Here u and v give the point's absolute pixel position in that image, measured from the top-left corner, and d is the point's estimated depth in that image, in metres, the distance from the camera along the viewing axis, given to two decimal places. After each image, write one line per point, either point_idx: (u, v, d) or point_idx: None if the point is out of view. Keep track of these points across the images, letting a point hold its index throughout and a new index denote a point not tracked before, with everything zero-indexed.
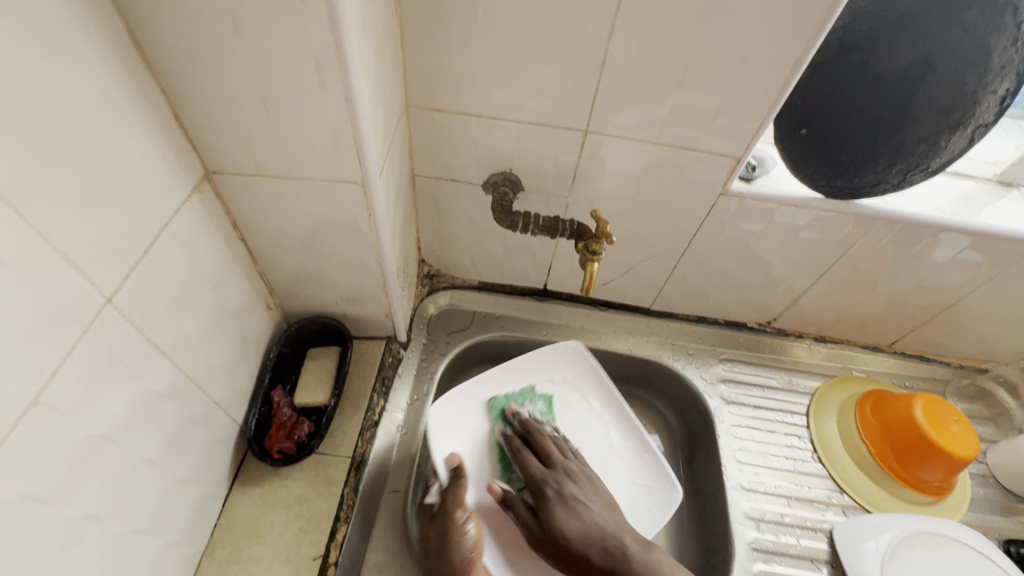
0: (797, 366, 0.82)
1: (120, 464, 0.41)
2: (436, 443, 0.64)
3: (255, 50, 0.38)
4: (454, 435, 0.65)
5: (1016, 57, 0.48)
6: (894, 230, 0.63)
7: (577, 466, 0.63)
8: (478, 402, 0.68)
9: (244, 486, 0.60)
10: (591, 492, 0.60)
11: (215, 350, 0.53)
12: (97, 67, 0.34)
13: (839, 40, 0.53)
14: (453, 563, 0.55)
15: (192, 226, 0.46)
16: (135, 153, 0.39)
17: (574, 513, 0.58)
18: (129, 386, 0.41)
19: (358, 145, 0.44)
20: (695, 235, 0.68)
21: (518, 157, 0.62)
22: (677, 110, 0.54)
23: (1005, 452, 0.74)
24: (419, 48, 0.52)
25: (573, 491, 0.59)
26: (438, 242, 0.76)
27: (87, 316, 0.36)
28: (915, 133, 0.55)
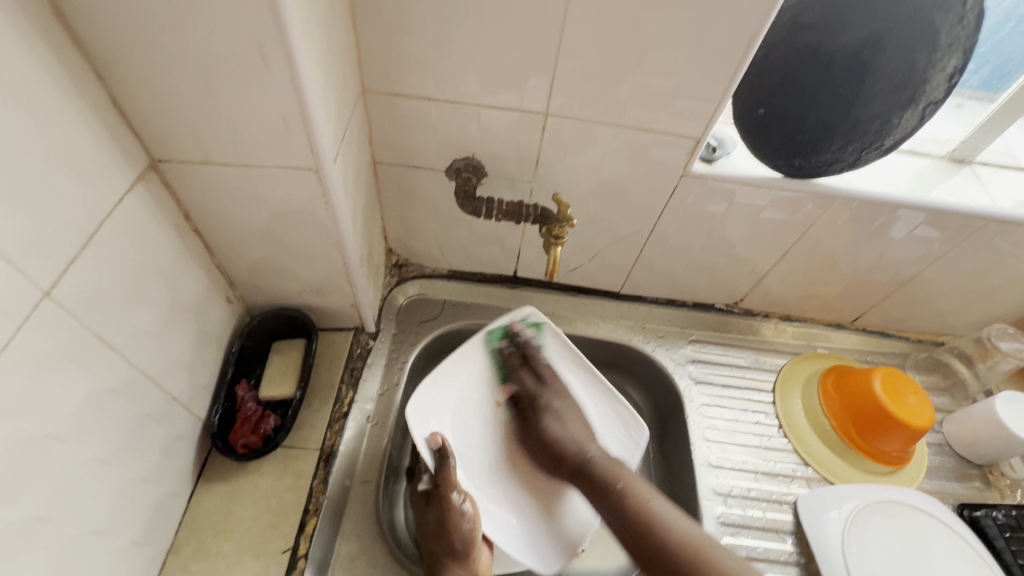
0: (764, 345, 0.84)
1: (69, 464, 0.40)
2: (415, 427, 0.61)
3: (192, 31, 0.36)
4: (432, 420, 0.63)
5: (961, 35, 0.50)
6: (852, 208, 0.64)
7: (554, 388, 0.68)
8: (443, 396, 0.66)
9: (209, 482, 0.59)
10: (573, 404, 0.67)
11: (173, 345, 0.52)
12: (24, 52, 0.33)
13: (791, 20, 0.54)
14: (454, 544, 0.55)
15: (139, 216, 0.45)
16: (70, 142, 0.37)
17: (561, 422, 0.65)
18: (77, 383, 0.40)
19: (308, 130, 0.43)
20: (659, 217, 0.69)
21: (480, 141, 0.61)
22: (635, 92, 0.54)
23: (960, 420, 0.77)
24: (372, 31, 0.51)
25: (558, 405, 0.67)
26: (405, 230, 0.75)
27: (23, 311, 0.35)
28: (869, 112, 0.56)
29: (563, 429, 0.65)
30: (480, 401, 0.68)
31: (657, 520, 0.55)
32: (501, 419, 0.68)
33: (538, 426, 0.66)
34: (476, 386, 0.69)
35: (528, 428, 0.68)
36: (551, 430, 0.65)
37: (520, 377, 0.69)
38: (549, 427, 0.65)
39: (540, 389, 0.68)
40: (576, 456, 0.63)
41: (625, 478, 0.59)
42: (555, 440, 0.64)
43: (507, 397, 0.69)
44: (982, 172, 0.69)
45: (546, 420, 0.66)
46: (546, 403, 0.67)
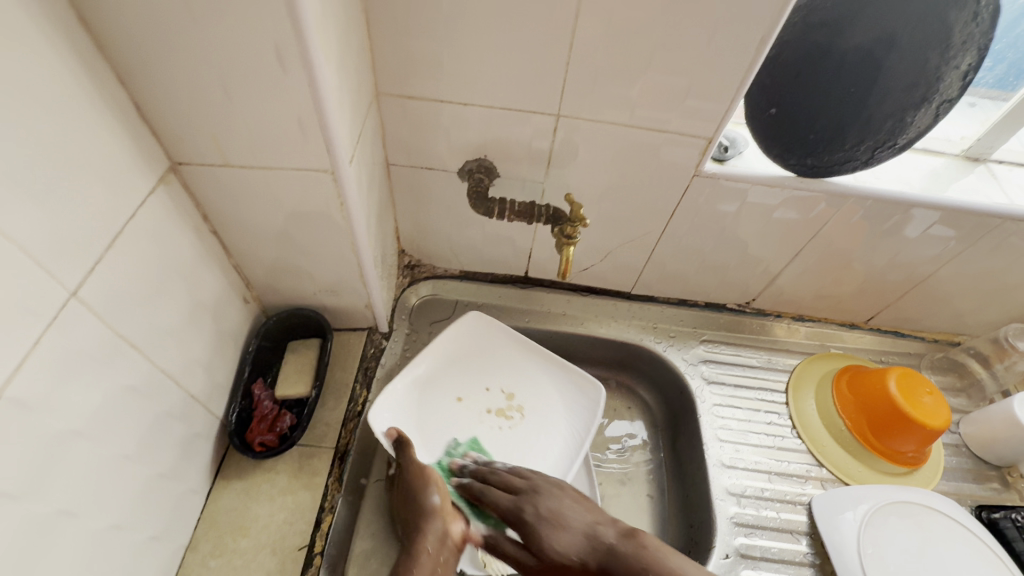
0: (777, 344, 0.83)
1: (92, 461, 0.41)
2: (377, 421, 0.64)
3: (212, 36, 0.37)
4: (399, 413, 0.66)
5: (976, 32, 0.50)
6: (866, 207, 0.64)
7: (541, 482, 0.60)
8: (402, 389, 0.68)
9: (226, 480, 0.60)
10: (575, 509, 0.58)
11: (192, 344, 0.53)
12: (52, 58, 0.34)
13: (803, 19, 0.54)
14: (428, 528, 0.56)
15: (160, 218, 0.46)
16: (95, 145, 0.38)
17: (552, 522, 0.57)
18: (101, 381, 0.41)
19: (325, 133, 0.44)
20: (670, 217, 0.69)
21: (492, 143, 0.61)
22: (646, 92, 0.54)
23: (978, 421, 0.76)
24: (387, 34, 0.52)
25: (552, 506, 0.57)
26: (417, 231, 0.76)
27: (51, 310, 0.36)
28: (882, 111, 0.56)
29: (564, 540, 0.56)
30: (475, 397, 0.71)
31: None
32: (483, 408, 0.70)
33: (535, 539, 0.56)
34: (471, 382, 0.72)
35: (513, 413, 0.71)
36: (546, 536, 0.56)
37: (457, 381, 0.72)
38: (540, 527, 0.56)
39: (528, 484, 0.60)
40: (579, 560, 0.55)
41: (649, 562, 0.52)
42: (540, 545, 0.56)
43: (504, 390, 0.72)
44: (998, 170, 0.68)
45: (538, 518, 0.57)
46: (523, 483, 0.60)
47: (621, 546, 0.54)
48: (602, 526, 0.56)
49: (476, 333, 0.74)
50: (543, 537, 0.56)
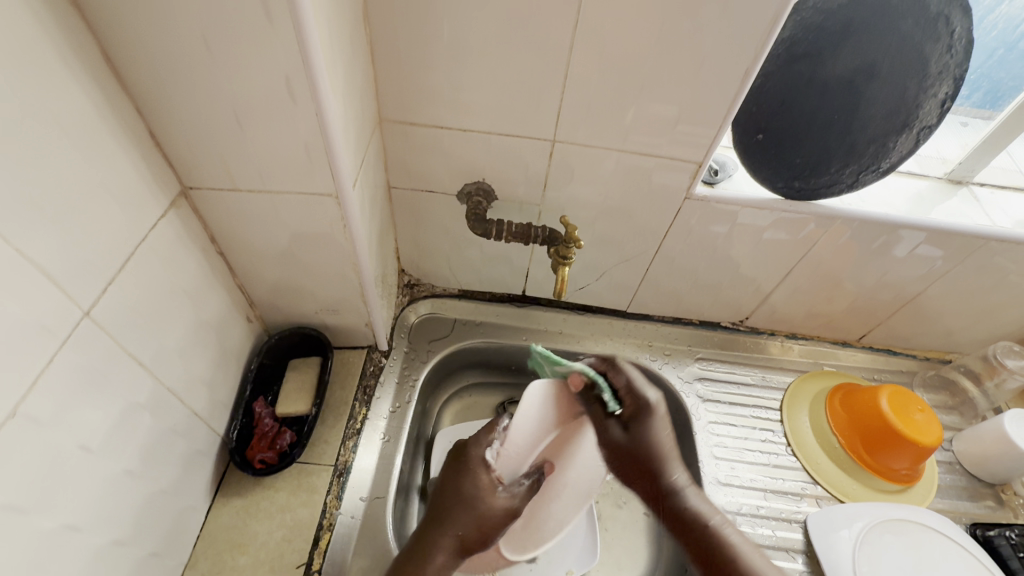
0: (771, 362, 0.84)
1: (99, 476, 0.42)
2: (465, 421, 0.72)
3: (224, 68, 0.39)
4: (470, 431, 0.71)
5: (951, 63, 0.53)
6: (853, 227, 0.66)
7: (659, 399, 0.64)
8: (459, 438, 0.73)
9: (226, 497, 0.60)
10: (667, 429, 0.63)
11: (196, 362, 0.54)
12: (75, 93, 0.36)
13: (787, 50, 0.56)
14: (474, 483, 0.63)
15: (170, 240, 0.48)
16: (112, 172, 0.40)
17: (660, 432, 0.62)
18: (111, 397, 0.43)
19: (330, 159, 0.46)
20: (664, 238, 0.70)
21: (491, 166, 0.64)
22: (637, 119, 0.57)
23: (970, 438, 0.77)
24: (390, 65, 0.54)
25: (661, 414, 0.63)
26: (417, 251, 0.78)
27: (65, 329, 0.37)
28: (865, 136, 0.58)
29: (665, 448, 0.61)
30: None
31: (732, 555, 0.54)
32: None
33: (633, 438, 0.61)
34: None
35: None
36: (640, 446, 0.61)
37: None
38: (645, 436, 0.61)
39: (648, 400, 0.63)
40: (670, 481, 0.60)
41: (713, 539, 0.56)
42: (648, 454, 0.61)
43: None
44: (980, 193, 0.70)
45: (643, 427, 0.61)
46: (652, 407, 0.62)
47: (693, 498, 0.59)
48: (681, 472, 0.61)
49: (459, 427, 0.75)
50: (643, 456, 0.61)
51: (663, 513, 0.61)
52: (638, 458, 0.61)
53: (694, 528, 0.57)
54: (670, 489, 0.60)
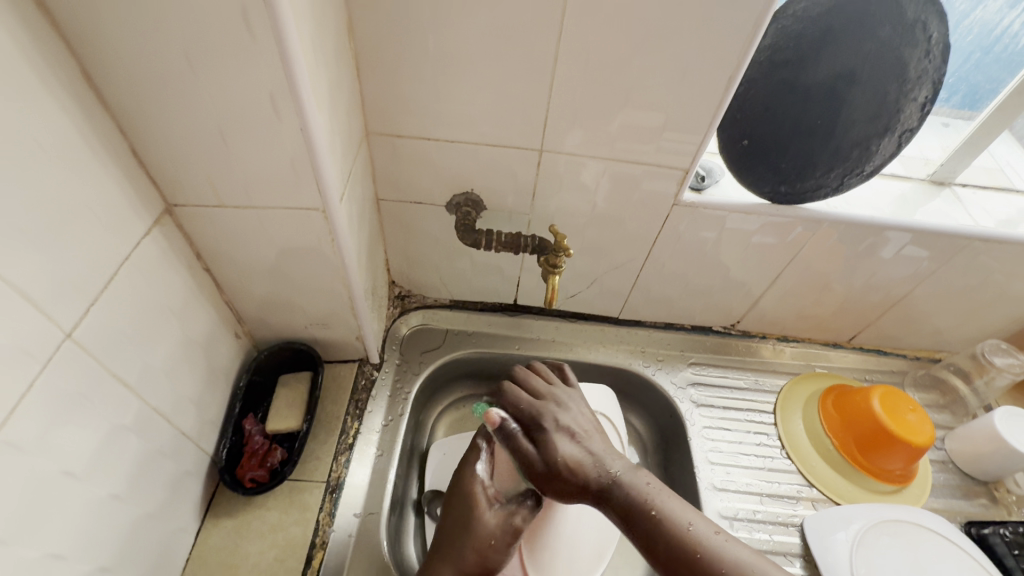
0: (763, 365, 0.85)
1: (82, 502, 0.41)
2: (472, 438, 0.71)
3: (207, 85, 0.39)
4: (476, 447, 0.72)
5: (930, 67, 0.53)
6: (840, 230, 0.67)
7: (559, 403, 0.62)
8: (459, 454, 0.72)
9: (216, 518, 0.59)
10: (579, 414, 0.62)
11: (183, 380, 0.53)
12: (55, 114, 0.36)
13: (769, 57, 0.57)
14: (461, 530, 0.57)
15: (154, 258, 0.47)
16: (93, 192, 0.40)
17: (573, 439, 0.59)
18: (95, 420, 0.42)
19: (316, 173, 0.46)
20: (653, 244, 0.71)
21: (479, 177, 0.64)
22: (624, 128, 0.57)
23: (962, 437, 0.77)
24: (376, 79, 0.54)
25: (563, 415, 0.61)
26: (407, 263, 0.77)
27: (46, 351, 0.37)
28: (848, 140, 0.59)
29: (573, 450, 0.58)
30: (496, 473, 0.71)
31: (692, 547, 0.50)
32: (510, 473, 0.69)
33: (545, 446, 0.58)
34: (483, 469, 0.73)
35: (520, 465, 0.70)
36: (558, 458, 0.57)
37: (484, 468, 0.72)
38: (559, 447, 0.58)
39: (551, 394, 0.63)
40: (607, 473, 0.56)
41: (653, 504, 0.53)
42: (564, 465, 0.57)
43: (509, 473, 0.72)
44: (963, 194, 0.71)
45: (552, 438, 0.59)
46: (553, 421, 0.60)
47: (627, 479, 0.55)
48: (608, 462, 0.57)
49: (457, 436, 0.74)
50: (569, 468, 0.57)
51: (608, 512, 0.55)
52: (552, 476, 0.57)
53: (653, 536, 0.51)
54: (610, 491, 0.55)
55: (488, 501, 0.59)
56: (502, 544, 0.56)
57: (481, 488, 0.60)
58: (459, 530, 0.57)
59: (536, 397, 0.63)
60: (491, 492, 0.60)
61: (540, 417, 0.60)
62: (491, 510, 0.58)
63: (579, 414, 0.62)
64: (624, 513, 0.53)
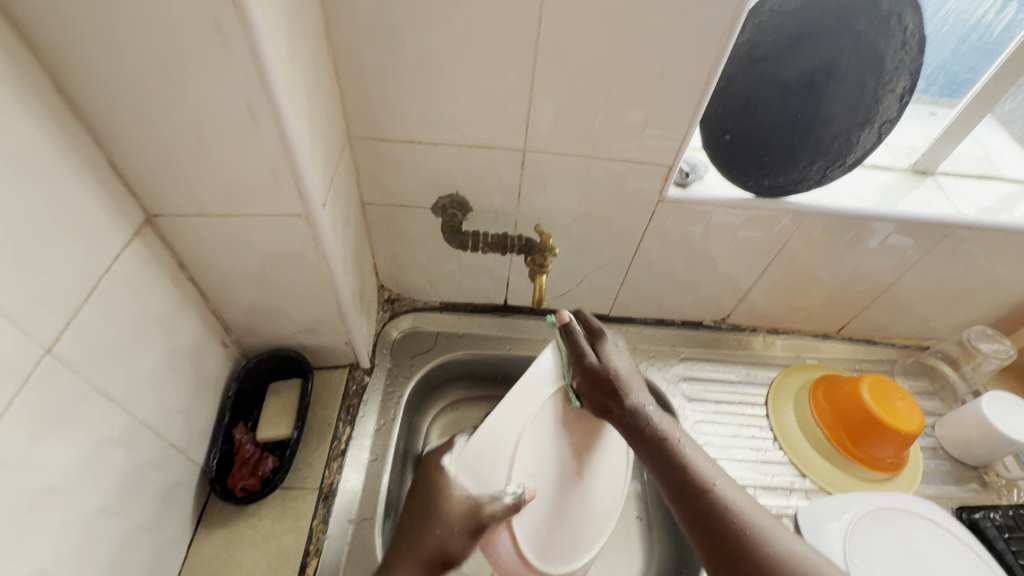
0: (754, 358, 0.85)
1: (68, 518, 0.41)
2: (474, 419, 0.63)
3: (181, 93, 0.39)
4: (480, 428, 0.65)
5: (906, 59, 0.54)
6: (825, 222, 0.67)
7: (613, 333, 0.64)
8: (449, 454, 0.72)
9: (207, 529, 0.59)
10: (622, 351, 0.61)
11: (170, 391, 0.52)
12: (29, 128, 0.35)
13: (747, 53, 0.57)
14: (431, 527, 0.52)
15: (135, 268, 0.47)
16: (70, 205, 0.39)
17: (619, 356, 0.60)
18: (79, 434, 0.41)
19: (297, 179, 0.46)
20: (641, 240, 0.71)
21: (463, 178, 0.64)
22: (606, 126, 0.57)
23: (952, 423, 0.78)
24: (357, 84, 0.54)
25: (609, 346, 0.60)
26: (396, 267, 0.77)
27: (25, 367, 0.36)
28: (829, 133, 0.59)
29: (621, 366, 0.59)
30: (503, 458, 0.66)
31: (708, 484, 0.52)
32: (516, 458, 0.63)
33: (594, 359, 0.58)
34: None
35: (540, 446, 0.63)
36: (610, 369, 0.58)
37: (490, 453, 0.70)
38: (609, 358, 0.59)
39: (599, 331, 0.61)
40: (636, 404, 0.57)
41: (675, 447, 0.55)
42: (614, 372, 0.57)
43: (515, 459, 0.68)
44: (945, 182, 0.72)
45: (604, 348, 0.60)
46: (603, 335, 0.61)
47: (658, 416, 0.57)
48: (640, 393, 0.58)
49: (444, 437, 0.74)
50: (613, 377, 0.57)
51: (634, 443, 0.56)
52: (601, 383, 0.57)
53: (687, 483, 0.52)
54: (642, 422, 0.56)
55: (459, 495, 0.52)
56: (464, 531, 0.51)
57: (451, 477, 0.54)
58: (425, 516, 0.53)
59: (595, 337, 0.61)
60: (461, 482, 0.53)
61: (596, 339, 0.60)
62: (462, 496, 0.52)
63: (626, 358, 0.61)
64: (669, 471, 0.54)
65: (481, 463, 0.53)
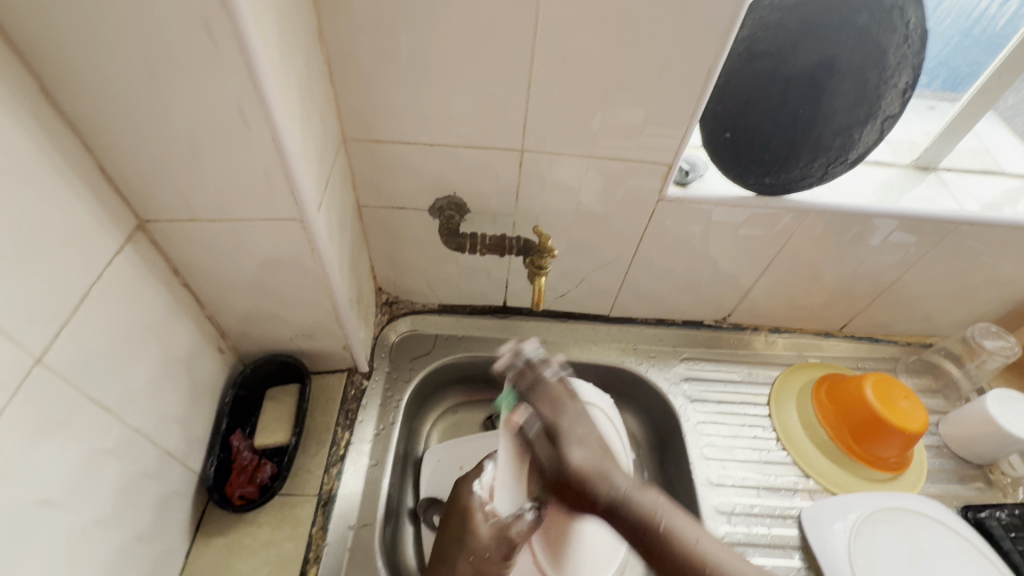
0: (756, 358, 0.85)
1: (61, 530, 0.40)
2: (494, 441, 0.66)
3: (170, 97, 0.38)
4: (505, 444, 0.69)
5: (909, 53, 0.53)
6: (827, 219, 0.66)
7: (574, 413, 0.58)
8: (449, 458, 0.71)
9: (206, 537, 0.58)
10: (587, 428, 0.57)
11: (166, 399, 0.52)
12: (15, 135, 0.34)
13: (747, 50, 0.56)
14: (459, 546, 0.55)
15: (128, 276, 0.46)
16: (59, 213, 0.38)
17: (581, 446, 0.55)
18: (72, 446, 0.41)
19: (290, 183, 0.45)
20: (640, 240, 0.70)
21: (460, 179, 0.63)
22: (604, 125, 0.56)
23: (956, 421, 0.77)
24: (351, 85, 0.54)
25: (573, 429, 0.56)
26: (393, 269, 0.76)
27: (15, 379, 0.36)
28: (831, 129, 0.58)
29: (581, 459, 0.55)
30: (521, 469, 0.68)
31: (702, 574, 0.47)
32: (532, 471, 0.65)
33: (556, 456, 0.55)
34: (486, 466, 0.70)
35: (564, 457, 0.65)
36: (570, 468, 0.54)
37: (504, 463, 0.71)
38: (568, 457, 0.55)
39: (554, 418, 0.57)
40: (610, 494, 0.52)
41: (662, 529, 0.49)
42: (579, 474, 0.54)
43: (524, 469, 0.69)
44: (948, 178, 0.71)
45: (562, 447, 0.55)
46: (563, 432, 0.56)
47: (637, 499, 0.52)
48: (613, 480, 0.53)
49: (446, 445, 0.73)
50: (579, 481, 0.53)
51: (616, 529, 0.52)
52: (569, 486, 0.54)
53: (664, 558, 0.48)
54: (618, 508, 0.51)
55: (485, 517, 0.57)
56: (497, 557, 0.54)
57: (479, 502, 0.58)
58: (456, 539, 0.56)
59: (549, 427, 0.57)
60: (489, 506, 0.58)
61: (552, 430, 0.56)
62: (489, 521, 0.56)
63: (591, 430, 0.57)
64: (661, 561, 0.48)
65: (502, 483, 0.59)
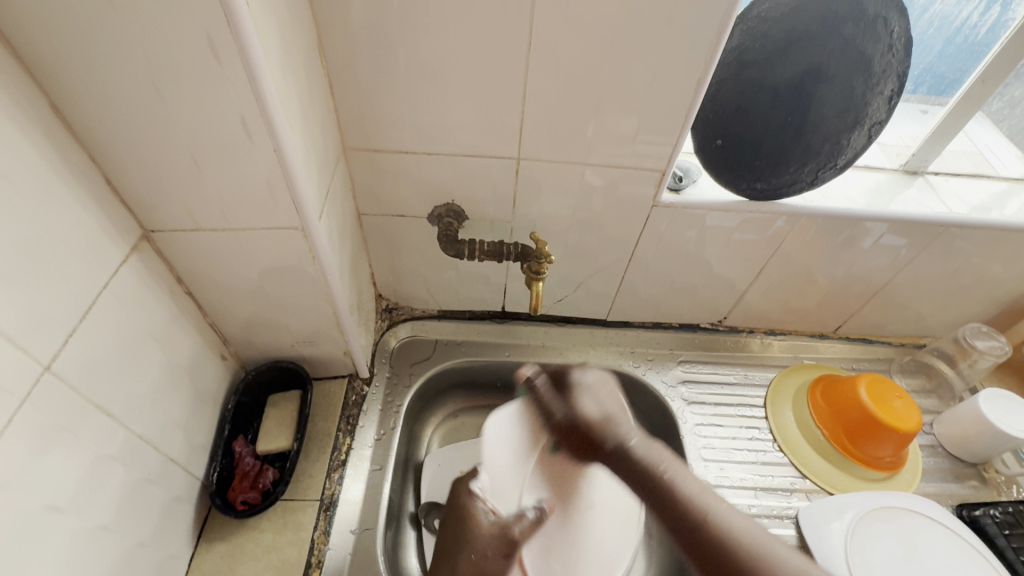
0: (752, 360, 0.85)
1: (67, 536, 0.41)
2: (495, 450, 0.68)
3: (176, 111, 0.39)
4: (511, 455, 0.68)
5: (893, 61, 0.54)
6: (818, 223, 0.67)
7: (585, 369, 0.67)
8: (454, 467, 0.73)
9: (209, 542, 0.59)
10: (598, 380, 0.65)
11: (169, 406, 0.53)
12: (27, 149, 0.36)
13: (736, 59, 0.58)
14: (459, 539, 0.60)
15: (133, 284, 0.47)
16: (68, 225, 0.40)
17: (592, 397, 0.64)
18: (78, 451, 0.42)
19: (292, 193, 0.46)
20: (636, 245, 0.71)
21: (458, 187, 0.64)
22: (598, 133, 0.58)
23: (949, 420, 0.78)
24: (351, 97, 0.55)
25: (583, 381, 0.65)
26: (393, 276, 0.77)
27: (23, 386, 0.37)
28: (820, 135, 0.59)
29: (591, 407, 0.63)
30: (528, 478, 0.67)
31: (699, 510, 0.48)
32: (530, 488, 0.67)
33: (568, 403, 0.65)
34: None
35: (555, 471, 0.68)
36: (580, 414, 0.63)
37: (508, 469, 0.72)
38: (581, 406, 0.63)
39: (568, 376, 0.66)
40: (616, 438, 0.59)
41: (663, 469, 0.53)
42: (586, 417, 0.62)
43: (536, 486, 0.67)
44: (936, 182, 0.72)
45: (576, 397, 0.64)
46: (573, 378, 0.66)
47: (640, 447, 0.57)
48: (621, 427, 0.60)
49: (446, 447, 0.76)
50: (585, 424, 0.62)
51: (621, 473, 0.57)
52: (579, 431, 0.63)
53: (667, 498, 0.51)
54: (622, 452, 0.57)
55: (485, 514, 0.63)
56: (495, 553, 0.60)
57: (479, 503, 0.63)
58: (456, 538, 0.60)
59: (563, 381, 0.67)
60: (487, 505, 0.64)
61: (568, 382, 0.66)
62: (489, 518, 0.62)
63: (600, 380, 0.65)
64: (664, 500, 0.51)
65: (499, 479, 0.66)
